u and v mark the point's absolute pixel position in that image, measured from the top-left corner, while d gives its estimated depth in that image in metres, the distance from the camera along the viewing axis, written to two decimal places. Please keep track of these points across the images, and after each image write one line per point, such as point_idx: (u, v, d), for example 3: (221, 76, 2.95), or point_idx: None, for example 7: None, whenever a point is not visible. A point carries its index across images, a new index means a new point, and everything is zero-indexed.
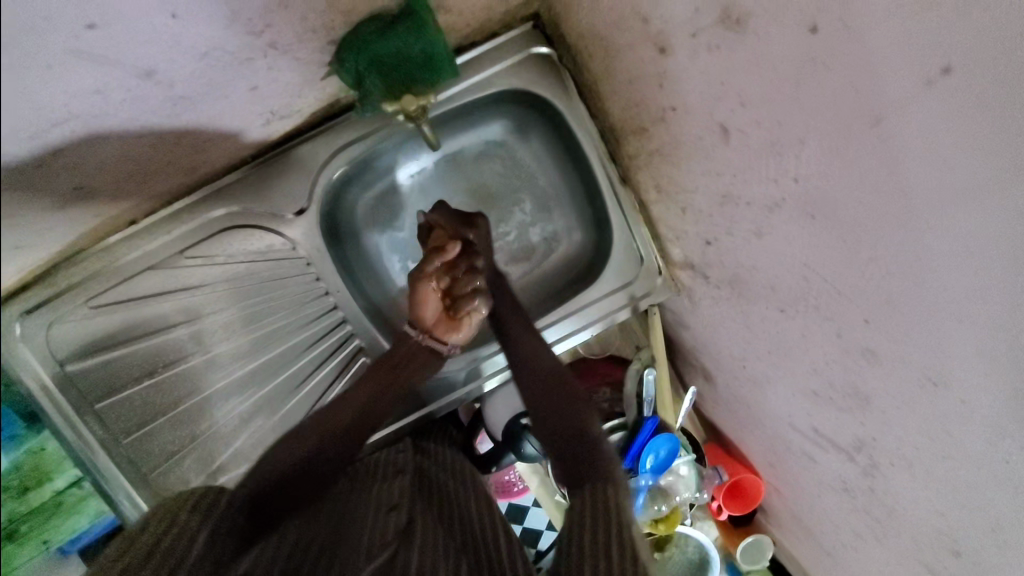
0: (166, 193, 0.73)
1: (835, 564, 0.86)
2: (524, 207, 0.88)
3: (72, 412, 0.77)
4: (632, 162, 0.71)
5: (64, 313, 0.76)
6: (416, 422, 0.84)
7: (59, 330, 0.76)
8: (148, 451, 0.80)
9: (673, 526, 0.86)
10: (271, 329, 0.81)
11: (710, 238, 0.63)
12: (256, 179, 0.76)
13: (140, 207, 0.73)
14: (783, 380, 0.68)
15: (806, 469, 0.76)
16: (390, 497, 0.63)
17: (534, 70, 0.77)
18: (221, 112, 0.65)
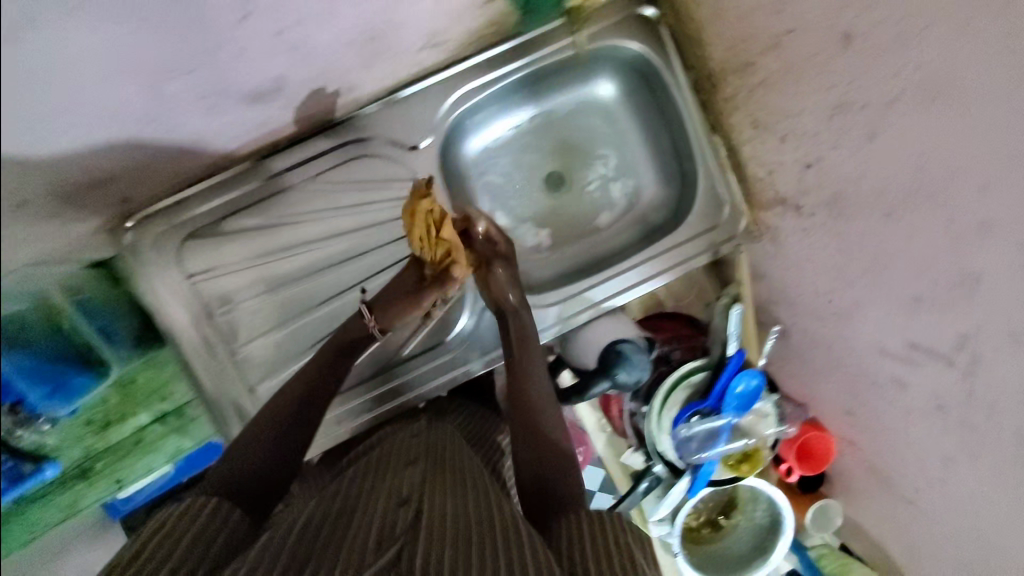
0: (310, 118, 0.82)
1: (919, 509, 0.88)
2: (609, 160, 0.99)
3: (195, 323, 0.84)
4: (726, 106, 0.80)
5: (197, 227, 0.84)
6: (484, 364, 0.93)
7: (190, 242, 0.83)
8: (256, 363, 0.87)
9: (756, 467, 0.88)
10: (379, 253, 0.88)
11: (811, 160, 0.70)
12: (388, 114, 0.86)
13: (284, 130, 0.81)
14: (876, 299, 0.73)
15: (893, 399, 0.80)
16: (401, 489, 0.64)
17: (636, 30, 0.87)
18: (394, 26, 0.73)
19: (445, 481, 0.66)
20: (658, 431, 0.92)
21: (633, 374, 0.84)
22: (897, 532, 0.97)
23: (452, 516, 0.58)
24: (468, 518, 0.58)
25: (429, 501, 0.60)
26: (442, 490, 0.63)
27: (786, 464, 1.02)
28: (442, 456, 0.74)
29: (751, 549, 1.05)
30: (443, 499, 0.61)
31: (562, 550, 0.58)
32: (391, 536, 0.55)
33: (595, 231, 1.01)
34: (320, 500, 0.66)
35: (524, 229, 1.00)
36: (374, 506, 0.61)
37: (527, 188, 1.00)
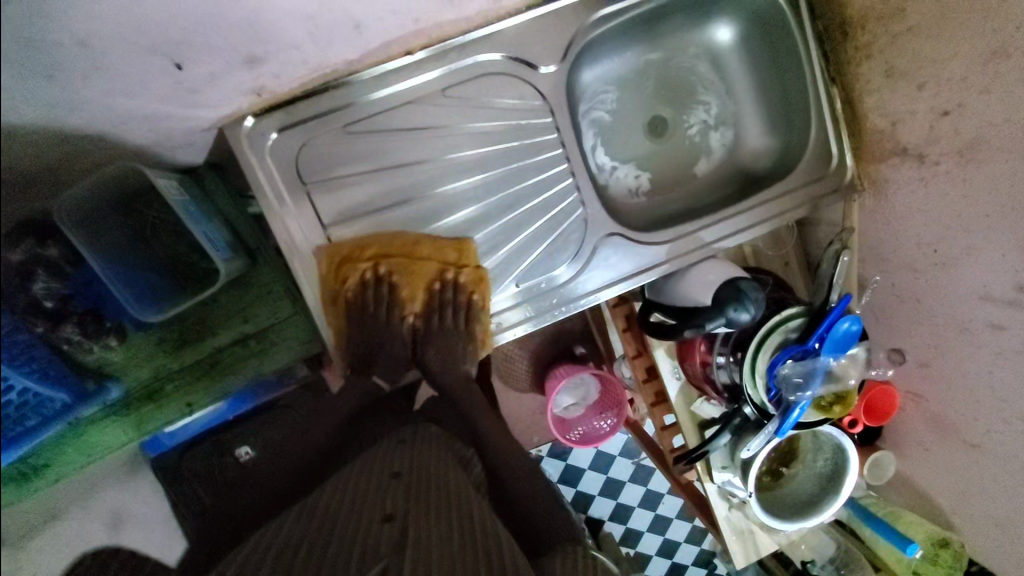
0: (452, 27, 0.80)
1: (976, 460, 0.94)
2: (711, 107, 1.01)
3: (311, 235, 0.84)
4: (857, 56, 0.85)
5: (323, 132, 0.82)
6: (592, 307, 0.92)
7: (311, 149, 0.82)
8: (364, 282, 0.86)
9: (848, 408, 0.92)
10: (504, 173, 0.87)
11: (950, 107, 0.74)
12: (530, 29, 0.84)
13: (428, 34, 0.81)
14: (990, 244, 0.77)
15: (984, 345, 0.85)
16: (383, 505, 0.66)
17: None
18: None
19: (433, 505, 0.67)
20: (753, 374, 0.95)
21: (750, 311, 0.84)
22: (941, 491, 1.02)
23: (437, 544, 0.59)
24: (460, 535, 0.62)
25: (412, 517, 0.64)
26: (427, 508, 0.66)
27: (855, 421, 1.03)
28: (424, 463, 0.76)
29: (812, 497, 1.09)
30: (427, 516, 0.64)
31: (424, 551, 0.58)
32: (376, 551, 0.58)
33: (700, 176, 1.02)
34: (293, 517, 0.66)
35: (625, 170, 1.01)
36: (356, 520, 0.63)
37: (630, 129, 1.01)
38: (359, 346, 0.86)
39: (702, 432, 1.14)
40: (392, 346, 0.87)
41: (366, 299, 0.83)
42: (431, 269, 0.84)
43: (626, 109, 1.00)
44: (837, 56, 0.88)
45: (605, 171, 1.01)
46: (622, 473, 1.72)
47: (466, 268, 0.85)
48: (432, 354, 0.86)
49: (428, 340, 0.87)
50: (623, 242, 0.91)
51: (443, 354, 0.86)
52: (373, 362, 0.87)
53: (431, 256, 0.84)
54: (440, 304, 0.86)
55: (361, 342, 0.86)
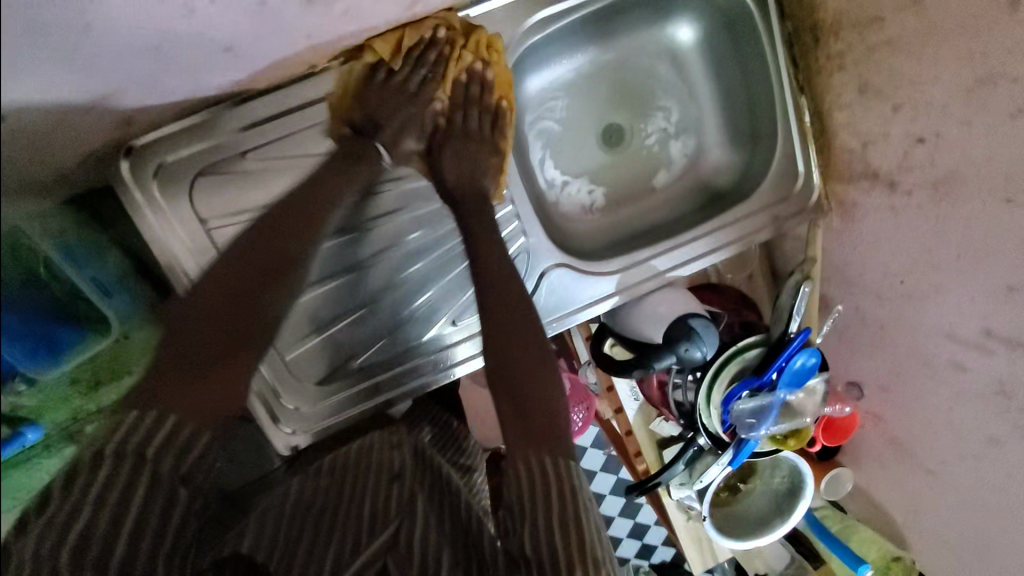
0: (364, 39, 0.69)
1: (931, 487, 0.91)
2: (672, 113, 0.90)
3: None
4: (828, 65, 0.75)
5: (219, 162, 0.73)
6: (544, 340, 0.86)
7: (209, 179, 0.73)
8: (286, 331, 0.79)
9: (802, 442, 0.89)
10: None
11: (926, 135, 0.66)
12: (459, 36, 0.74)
13: (334, 48, 0.70)
14: (960, 283, 0.71)
15: (947, 383, 0.80)
16: (404, 542, 0.66)
17: None
18: None
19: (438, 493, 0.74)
20: (707, 406, 0.90)
21: (703, 351, 0.78)
22: (896, 510, 1.01)
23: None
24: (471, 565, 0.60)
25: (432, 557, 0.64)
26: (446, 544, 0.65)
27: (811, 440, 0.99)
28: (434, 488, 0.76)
29: (766, 516, 1.07)
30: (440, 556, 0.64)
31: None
32: (382, 517, 0.70)
33: (660, 191, 0.93)
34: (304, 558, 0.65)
35: (578, 184, 0.92)
36: (370, 560, 0.63)
37: (583, 138, 0.90)
38: (381, 100, 0.72)
39: (660, 451, 1.10)
40: (405, 116, 0.73)
41: (374, 95, 0.72)
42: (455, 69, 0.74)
43: (578, 116, 0.89)
44: (807, 62, 0.78)
45: (556, 187, 0.91)
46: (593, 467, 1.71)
47: (496, 56, 0.74)
48: (456, 168, 0.76)
49: (456, 143, 0.76)
50: (572, 273, 0.84)
51: (470, 158, 0.76)
52: (377, 128, 0.73)
53: (452, 29, 0.72)
54: (467, 103, 0.76)
55: (378, 106, 0.72)
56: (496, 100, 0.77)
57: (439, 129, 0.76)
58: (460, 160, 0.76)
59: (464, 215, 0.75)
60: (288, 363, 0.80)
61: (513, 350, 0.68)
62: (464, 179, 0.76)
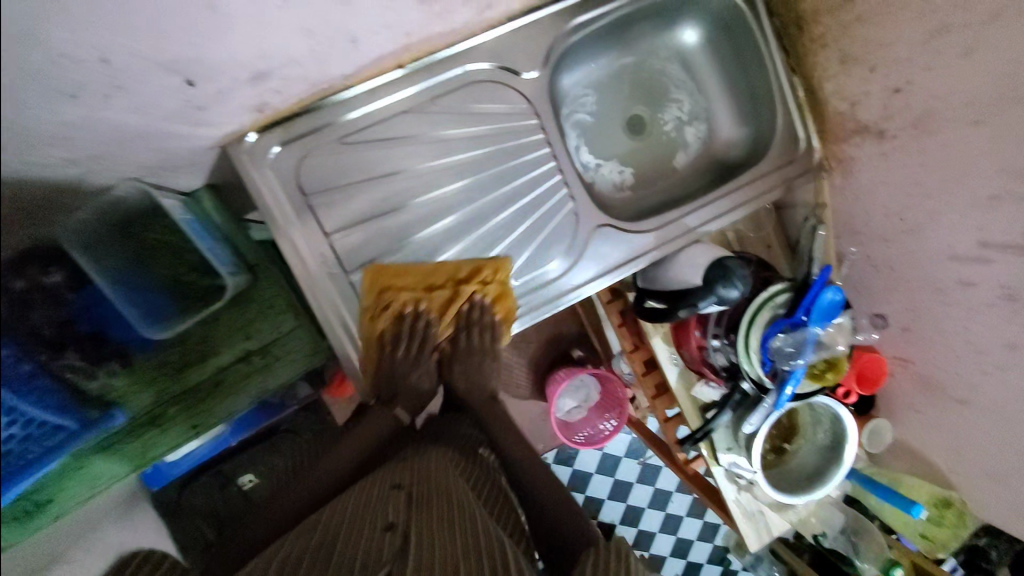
0: (442, 41, 0.86)
1: (966, 414, 0.98)
2: (683, 105, 1.08)
3: (314, 243, 0.85)
4: (813, 46, 0.92)
5: (319, 145, 0.85)
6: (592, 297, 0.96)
7: (313, 160, 0.85)
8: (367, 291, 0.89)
9: (840, 373, 0.97)
10: (511, 165, 0.92)
11: (902, 85, 0.82)
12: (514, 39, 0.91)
13: (417, 50, 0.86)
14: (953, 205, 0.84)
15: (959, 303, 0.90)
16: (388, 516, 0.73)
17: None
18: None
19: (434, 510, 0.74)
20: (747, 349, 0.98)
21: (739, 287, 0.89)
22: (936, 450, 1.06)
23: (440, 548, 0.65)
24: (466, 550, 0.66)
25: (412, 521, 0.72)
26: (427, 519, 0.72)
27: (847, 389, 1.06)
28: (428, 480, 0.82)
29: (818, 469, 1.11)
30: (428, 526, 0.71)
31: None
32: (378, 555, 0.65)
33: (681, 169, 1.08)
34: (308, 534, 0.73)
35: (609, 167, 1.07)
36: (364, 531, 0.70)
37: (611, 128, 1.07)
38: (401, 369, 0.93)
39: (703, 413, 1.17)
40: (422, 381, 0.96)
41: (401, 337, 0.88)
42: (461, 294, 0.87)
43: (606, 111, 1.06)
44: (795, 47, 0.96)
45: (591, 169, 1.06)
46: (629, 473, 1.72)
47: (500, 278, 0.87)
48: (467, 368, 0.98)
49: (458, 354, 0.96)
50: (614, 232, 0.96)
51: (471, 364, 0.97)
52: (394, 398, 0.96)
53: (467, 274, 0.87)
54: (470, 322, 0.91)
55: (399, 370, 0.93)
56: (494, 316, 0.90)
57: (443, 356, 0.97)
58: (466, 368, 0.98)
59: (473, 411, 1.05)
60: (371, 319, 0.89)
61: (529, 480, 0.98)
62: (456, 349, 0.95)
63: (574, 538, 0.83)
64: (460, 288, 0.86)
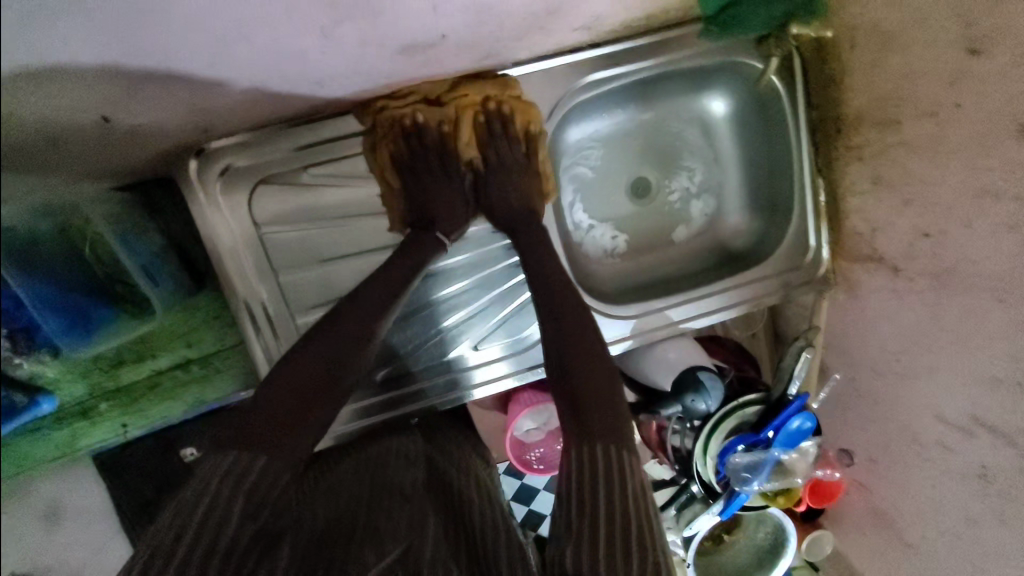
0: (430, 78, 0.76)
1: (908, 559, 0.94)
2: (696, 175, 0.97)
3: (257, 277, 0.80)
4: (847, 155, 0.82)
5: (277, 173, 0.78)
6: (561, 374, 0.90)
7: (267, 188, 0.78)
8: None
9: (791, 500, 0.93)
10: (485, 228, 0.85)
11: (932, 231, 0.72)
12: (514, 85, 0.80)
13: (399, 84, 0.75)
14: (952, 369, 0.76)
15: (931, 460, 0.84)
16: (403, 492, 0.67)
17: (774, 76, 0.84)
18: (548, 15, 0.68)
19: (450, 499, 0.69)
20: (703, 456, 0.93)
21: (707, 403, 0.82)
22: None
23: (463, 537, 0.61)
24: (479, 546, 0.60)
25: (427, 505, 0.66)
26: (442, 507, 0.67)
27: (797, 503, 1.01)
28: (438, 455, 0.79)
29: (748, 568, 1.09)
30: (439, 510, 0.66)
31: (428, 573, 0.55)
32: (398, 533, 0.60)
33: (679, 245, 0.99)
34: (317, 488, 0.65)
35: (601, 229, 0.98)
36: (380, 502, 0.64)
37: (611, 187, 0.97)
38: (434, 199, 0.77)
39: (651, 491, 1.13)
40: (452, 204, 0.78)
41: (423, 154, 0.76)
42: (468, 100, 0.76)
43: (609, 168, 0.96)
44: (827, 149, 0.85)
45: (581, 230, 0.97)
46: None
47: (510, 94, 0.77)
48: (507, 193, 0.78)
49: (499, 176, 0.78)
50: None
51: (512, 189, 0.78)
52: (433, 220, 0.77)
53: (434, 98, 0.76)
54: (491, 139, 0.77)
55: (426, 202, 0.77)
56: (517, 127, 0.78)
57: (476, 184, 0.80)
58: (510, 206, 0.79)
59: (519, 235, 0.77)
60: None
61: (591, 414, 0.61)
62: (509, 180, 0.78)
63: (610, 411, 0.62)
64: (462, 114, 0.76)
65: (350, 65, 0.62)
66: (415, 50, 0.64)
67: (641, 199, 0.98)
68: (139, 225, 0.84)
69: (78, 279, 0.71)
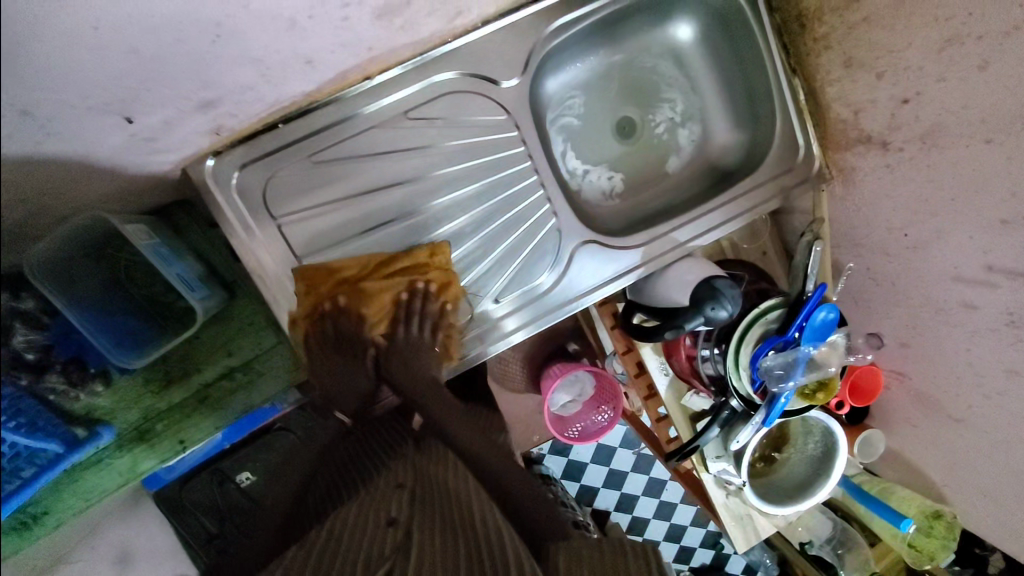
0: (412, 49, 0.81)
1: (959, 433, 0.95)
2: (677, 104, 1.02)
3: (283, 268, 0.84)
4: (816, 47, 0.86)
5: (286, 165, 0.83)
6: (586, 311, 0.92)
7: (278, 181, 0.83)
8: None
9: (831, 395, 0.94)
10: (486, 183, 0.88)
11: (910, 94, 0.75)
12: (490, 43, 0.85)
13: (385, 60, 0.81)
14: (960, 226, 0.78)
15: (959, 324, 0.85)
16: (389, 512, 0.68)
17: None
18: None
19: (438, 508, 0.69)
20: (736, 367, 0.95)
21: (727, 309, 0.84)
22: (931, 464, 1.03)
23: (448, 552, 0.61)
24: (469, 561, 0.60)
25: (415, 521, 0.66)
26: (433, 517, 0.67)
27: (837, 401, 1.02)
28: (428, 470, 0.77)
29: (804, 481, 1.10)
30: (431, 524, 0.65)
31: None
32: (381, 555, 0.60)
33: (675, 174, 1.03)
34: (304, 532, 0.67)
35: (597, 173, 1.01)
36: (363, 528, 0.65)
37: (598, 132, 1.01)
38: (333, 378, 0.81)
39: (694, 423, 1.14)
40: (353, 392, 0.83)
41: (331, 334, 0.79)
42: (398, 284, 0.82)
43: (593, 113, 1.00)
44: (797, 47, 0.90)
45: (577, 176, 1.00)
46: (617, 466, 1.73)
47: (433, 267, 0.84)
48: (399, 373, 0.80)
49: (393, 362, 0.80)
50: (598, 248, 0.92)
51: (415, 369, 0.81)
52: (335, 400, 0.85)
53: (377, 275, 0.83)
54: (406, 317, 0.82)
55: (331, 391, 0.82)
56: (439, 306, 0.83)
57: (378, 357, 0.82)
58: (418, 380, 0.80)
59: (393, 426, 0.87)
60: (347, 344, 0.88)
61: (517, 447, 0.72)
62: (402, 378, 0.80)
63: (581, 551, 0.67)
64: (387, 290, 0.82)
65: (341, 38, 0.67)
66: (397, 13, 0.70)
67: (629, 138, 1.02)
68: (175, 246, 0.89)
69: (122, 303, 0.84)
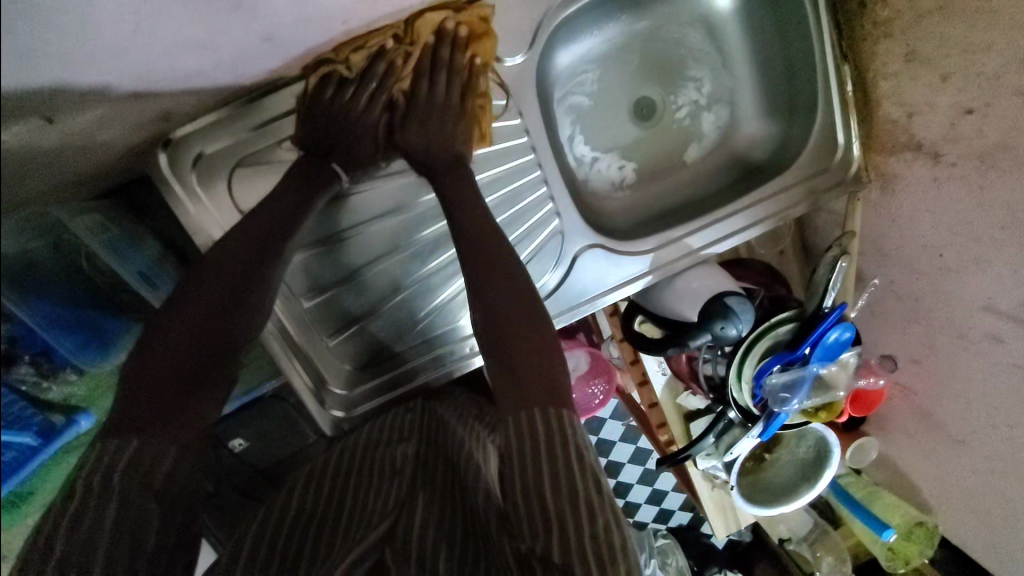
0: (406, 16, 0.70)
1: (958, 457, 0.92)
2: (704, 84, 0.89)
3: None
4: (875, 33, 0.75)
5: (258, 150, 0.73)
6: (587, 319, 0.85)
7: (246, 168, 0.73)
8: (323, 316, 0.82)
9: (834, 414, 0.92)
10: (489, 177, 0.79)
11: (976, 105, 0.65)
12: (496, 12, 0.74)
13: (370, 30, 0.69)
14: (1002, 257, 0.70)
15: (980, 357, 0.79)
16: (393, 467, 0.72)
17: None
18: None
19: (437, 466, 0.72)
20: (739, 381, 0.90)
21: (740, 328, 0.77)
22: (925, 480, 1.02)
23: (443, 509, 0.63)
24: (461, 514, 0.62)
25: (418, 480, 0.70)
26: (437, 475, 0.70)
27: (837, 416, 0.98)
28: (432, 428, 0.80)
29: (790, 484, 1.09)
30: (434, 481, 0.69)
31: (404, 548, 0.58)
32: (382, 512, 0.63)
33: (694, 165, 0.92)
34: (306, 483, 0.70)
35: (607, 161, 0.91)
36: (367, 486, 0.69)
37: (612, 114, 0.89)
38: (338, 124, 0.69)
39: (688, 424, 1.12)
40: (359, 142, 0.71)
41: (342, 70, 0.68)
42: (424, 32, 0.71)
43: (609, 91, 0.88)
44: (851, 30, 0.78)
45: (585, 164, 0.90)
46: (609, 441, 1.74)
47: (472, 17, 0.71)
48: (416, 132, 0.70)
49: (416, 113, 0.70)
50: (604, 253, 0.83)
51: (431, 128, 0.70)
52: (332, 150, 0.71)
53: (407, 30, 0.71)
54: (432, 78, 0.71)
55: (335, 132, 0.70)
56: (469, 61, 0.72)
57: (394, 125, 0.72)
58: (441, 154, 0.70)
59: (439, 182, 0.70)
60: (330, 346, 0.83)
61: (513, 346, 0.62)
62: (426, 130, 0.70)
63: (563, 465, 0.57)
64: (413, 45, 0.71)
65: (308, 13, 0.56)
66: None
67: (647, 121, 0.90)
68: (137, 233, 0.80)
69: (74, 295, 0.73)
